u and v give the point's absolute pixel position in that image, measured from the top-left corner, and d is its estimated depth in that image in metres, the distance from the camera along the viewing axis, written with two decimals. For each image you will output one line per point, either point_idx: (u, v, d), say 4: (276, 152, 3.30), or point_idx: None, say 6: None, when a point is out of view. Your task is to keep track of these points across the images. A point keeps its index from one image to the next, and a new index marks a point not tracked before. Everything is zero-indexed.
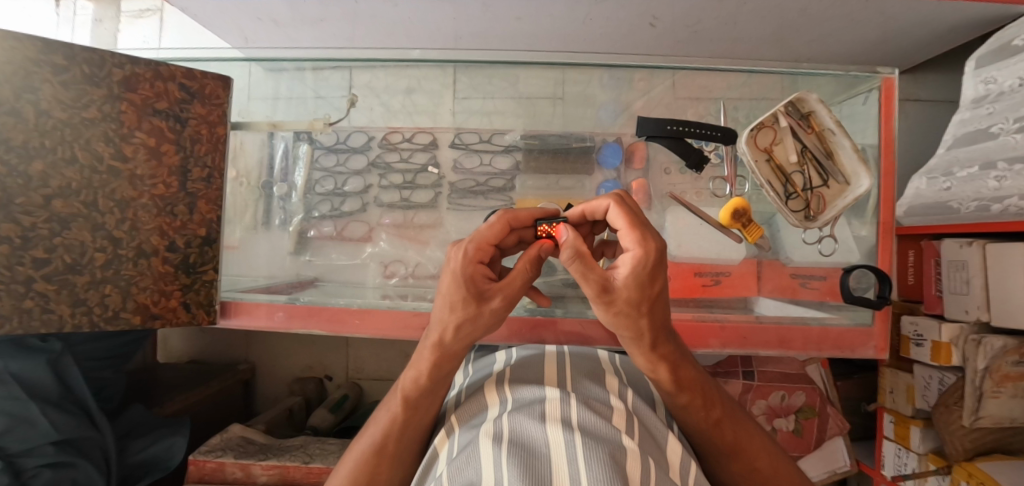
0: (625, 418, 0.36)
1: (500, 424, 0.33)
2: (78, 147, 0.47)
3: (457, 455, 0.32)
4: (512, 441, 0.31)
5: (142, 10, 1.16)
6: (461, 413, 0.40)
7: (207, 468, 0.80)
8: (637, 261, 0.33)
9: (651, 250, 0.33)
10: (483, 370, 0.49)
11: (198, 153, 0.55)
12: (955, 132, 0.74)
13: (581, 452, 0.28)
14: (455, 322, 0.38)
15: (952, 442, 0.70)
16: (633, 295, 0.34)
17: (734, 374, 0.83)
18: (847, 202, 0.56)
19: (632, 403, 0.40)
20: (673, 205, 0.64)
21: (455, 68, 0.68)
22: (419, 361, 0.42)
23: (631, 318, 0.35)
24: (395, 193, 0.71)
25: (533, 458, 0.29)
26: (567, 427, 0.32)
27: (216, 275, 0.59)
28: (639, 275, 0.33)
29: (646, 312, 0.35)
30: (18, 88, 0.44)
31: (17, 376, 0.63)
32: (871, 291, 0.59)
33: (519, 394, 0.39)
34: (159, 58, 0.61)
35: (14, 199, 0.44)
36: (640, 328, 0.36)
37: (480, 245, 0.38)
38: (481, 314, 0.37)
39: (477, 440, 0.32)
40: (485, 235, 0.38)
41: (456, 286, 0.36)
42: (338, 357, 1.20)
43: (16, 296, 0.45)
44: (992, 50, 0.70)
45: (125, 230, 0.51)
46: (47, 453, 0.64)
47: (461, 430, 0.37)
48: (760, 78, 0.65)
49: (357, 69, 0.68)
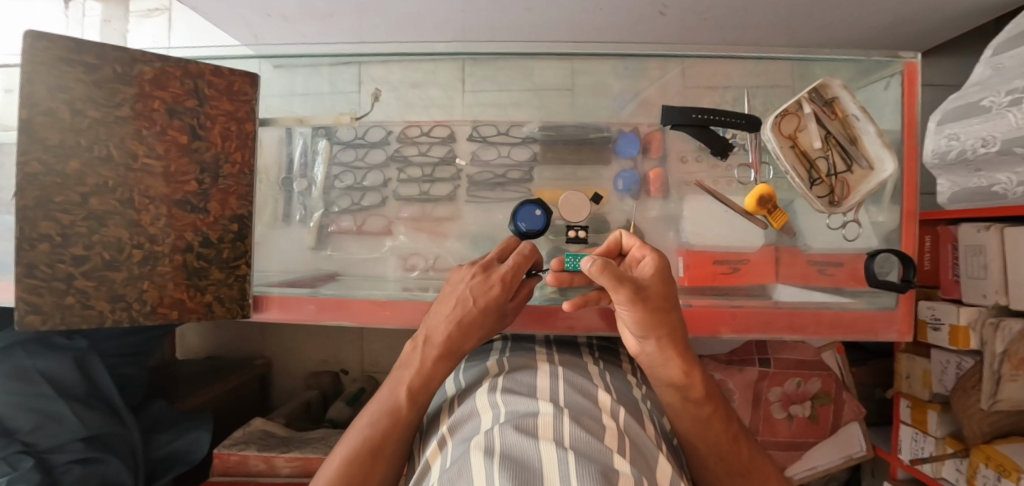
0: (616, 438, 0.37)
1: (491, 435, 0.35)
2: (111, 145, 0.46)
3: (450, 466, 0.34)
4: (503, 454, 0.32)
5: (151, 9, 1.19)
6: (453, 425, 0.42)
7: (231, 461, 0.82)
8: (657, 259, 0.45)
9: (663, 253, 0.46)
10: (476, 374, 0.51)
11: (230, 150, 0.53)
12: (945, 106, 0.74)
13: (574, 469, 0.29)
14: (477, 336, 0.51)
15: (969, 426, 0.71)
16: (661, 289, 0.42)
17: (749, 361, 0.85)
18: (871, 187, 0.55)
19: (625, 422, 0.42)
20: (695, 192, 0.65)
21: (462, 61, 0.69)
22: (429, 363, 0.49)
23: (663, 315, 0.42)
24: (414, 187, 0.71)
25: (525, 472, 0.30)
26: (561, 445, 0.32)
27: (249, 269, 0.57)
28: (663, 270, 0.44)
29: (673, 308, 0.43)
30: (52, 87, 0.42)
31: (43, 372, 0.69)
32: (898, 276, 0.59)
33: (513, 408, 0.40)
34: (194, 59, 0.61)
35: (53, 197, 0.43)
36: (672, 324, 0.43)
37: (515, 274, 0.50)
38: (496, 327, 0.53)
39: (469, 453, 0.34)
40: (512, 271, 0.50)
41: (489, 311, 0.50)
42: (352, 351, 1.21)
43: (58, 293, 0.44)
44: (1011, 35, 0.68)
45: (160, 226, 0.50)
46: (77, 449, 0.68)
47: (454, 443, 0.39)
48: (766, 65, 0.64)
49: (368, 64, 0.68)
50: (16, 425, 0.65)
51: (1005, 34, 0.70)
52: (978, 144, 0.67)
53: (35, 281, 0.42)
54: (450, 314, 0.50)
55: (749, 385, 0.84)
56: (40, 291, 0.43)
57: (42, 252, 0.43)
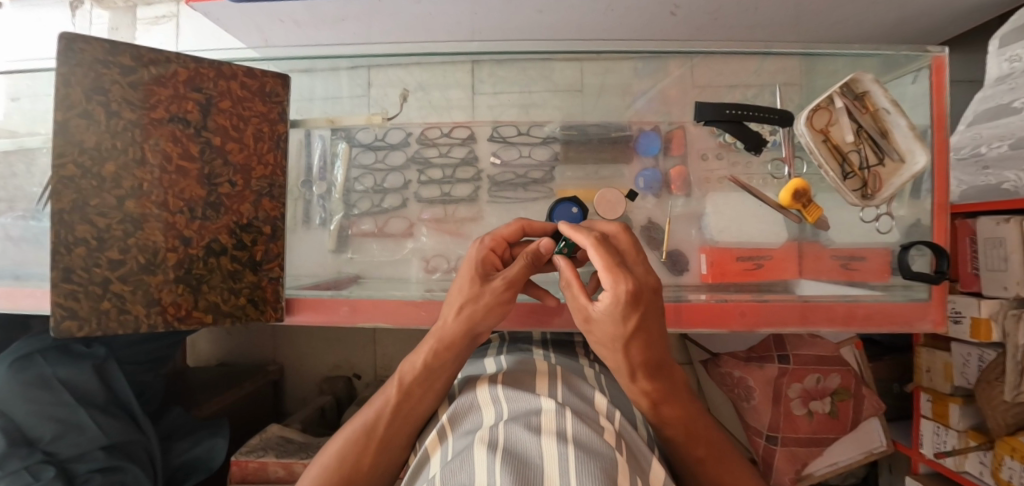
0: (614, 437, 0.39)
1: (495, 432, 0.37)
2: (148, 147, 0.46)
3: (452, 459, 0.37)
4: (505, 450, 0.34)
5: (158, 16, 1.18)
6: (454, 417, 0.45)
7: (250, 467, 0.81)
8: (609, 300, 0.41)
9: (620, 292, 0.40)
10: (472, 374, 0.55)
11: (263, 151, 0.53)
12: (975, 109, 0.80)
13: (574, 467, 0.32)
14: (458, 298, 0.51)
15: (994, 417, 0.71)
16: (608, 330, 0.43)
17: (768, 358, 0.85)
18: (905, 180, 0.55)
19: (620, 423, 0.44)
20: (729, 187, 0.65)
21: (474, 63, 0.68)
22: (420, 351, 0.52)
23: (610, 348, 0.45)
24: (435, 188, 0.71)
25: (527, 469, 0.33)
26: (562, 440, 0.35)
27: (282, 271, 0.57)
28: (612, 313, 0.41)
29: (622, 347, 0.44)
30: (88, 89, 0.42)
31: (64, 380, 0.69)
32: (930, 268, 0.59)
33: (516, 404, 0.42)
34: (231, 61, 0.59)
35: (88, 200, 0.43)
36: (620, 360, 0.45)
37: (499, 238, 0.54)
38: (480, 294, 0.51)
39: (473, 446, 0.36)
40: (500, 232, 0.54)
41: (470, 268, 0.52)
42: (365, 356, 1.20)
43: (94, 297, 0.44)
44: (1012, 28, 0.73)
45: (194, 229, 0.49)
46: (98, 458, 0.68)
47: (455, 437, 0.42)
48: (773, 62, 0.64)
49: (373, 68, 0.68)
50: (38, 434, 0.65)
51: (1006, 24, 0.74)
52: (998, 141, 0.73)
53: (72, 286, 0.42)
54: (454, 305, 0.51)
55: (769, 382, 0.84)
56: (75, 296, 0.43)
57: (78, 256, 0.42)
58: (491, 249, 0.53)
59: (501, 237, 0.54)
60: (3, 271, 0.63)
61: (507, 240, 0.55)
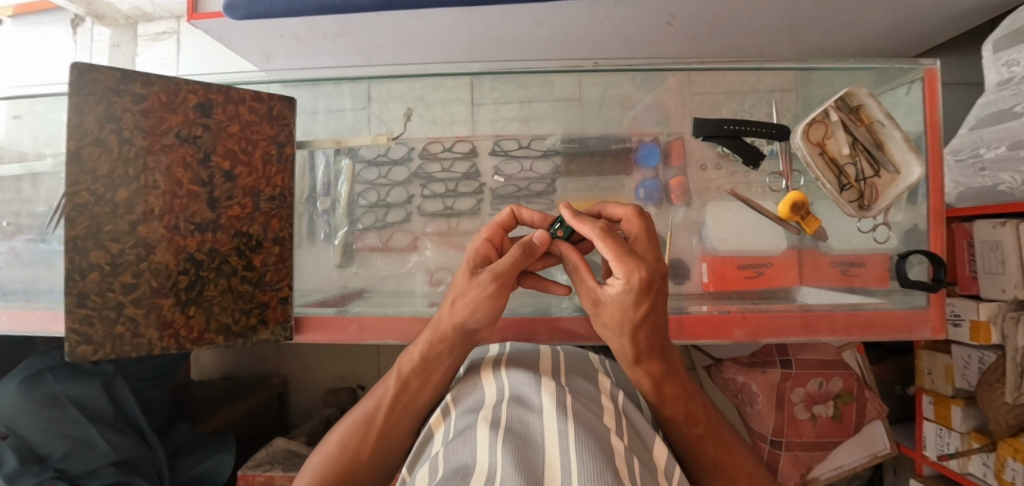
0: (614, 418, 0.40)
1: (497, 412, 0.38)
2: (159, 172, 0.47)
3: (455, 436, 0.38)
4: (506, 429, 0.35)
5: (159, 33, 1.20)
6: (457, 396, 0.46)
7: (257, 481, 0.82)
8: (621, 287, 0.42)
9: (634, 280, 0.41)
10: (474, 358, 0.53)
11: (271, 174, 0.54)
12: (976, 115, 0.79)
13: (574, 441, 0.32)
14: (453, 291, 0.52)
15: (995, 419, 0.71)
16: (617, 315, 0.44)
17: (770, 363, 0.85)
18: (901, 191, 0.57)
19: (623, 404, 0.45)
20: (727, 199, 0.66)
21: (474, 79, 0.70)
22: (419, 343, 0.53)
23: (616, 332, 0.46)
24: (438, 203, 0.72)
25: (528, 448, 0.33)
26: (563, 417, 0.35)
27: (292, 291, 0.57)
28: (622, 299, 0.42)
29: (629, 333, 0.44)
30: (102, 118, 0.44)
31: (73, 398, 0.70)
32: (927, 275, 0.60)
33: (517, 382, 0.43)
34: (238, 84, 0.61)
35: (102, 226, 0.44)
36: (626, 344, 0.46)
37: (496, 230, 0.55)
38: (471, 286, 0.50)
39: (475, 425, 0.37)
40: (498, 220, 0.55)
41: (466, 260, 0.52)
42: (369, 366, 1.20)
43: (108, 321, 0.45)
44: (1010, 31, 0.73)
45: (206, 252, 0.50)
46: (108, 474, 0.69)
47: (457, 414, 0.43)
48: (764, 75, 0.66)
49: (375, 83, 0.68)
50: (47, 451, 0.66)
51: (1001, 27, 0.75)
52: (999, 147, 0.72)
53: (88, 311, 0.44)
54: (450, 298, 0.51)
55: (773, 387, 0.84)
56: (90, 320, 0.44)
57: (93, 282, 0.44)
58: (488, 239, 0.54)
59: (497, 225, 0.55)
60: (15, 292, 0.65)
61: (501, 228, 0.55)
